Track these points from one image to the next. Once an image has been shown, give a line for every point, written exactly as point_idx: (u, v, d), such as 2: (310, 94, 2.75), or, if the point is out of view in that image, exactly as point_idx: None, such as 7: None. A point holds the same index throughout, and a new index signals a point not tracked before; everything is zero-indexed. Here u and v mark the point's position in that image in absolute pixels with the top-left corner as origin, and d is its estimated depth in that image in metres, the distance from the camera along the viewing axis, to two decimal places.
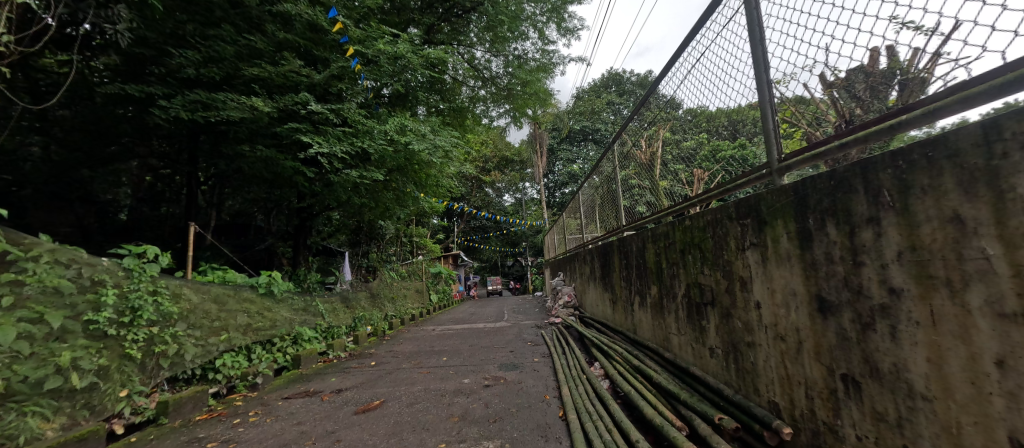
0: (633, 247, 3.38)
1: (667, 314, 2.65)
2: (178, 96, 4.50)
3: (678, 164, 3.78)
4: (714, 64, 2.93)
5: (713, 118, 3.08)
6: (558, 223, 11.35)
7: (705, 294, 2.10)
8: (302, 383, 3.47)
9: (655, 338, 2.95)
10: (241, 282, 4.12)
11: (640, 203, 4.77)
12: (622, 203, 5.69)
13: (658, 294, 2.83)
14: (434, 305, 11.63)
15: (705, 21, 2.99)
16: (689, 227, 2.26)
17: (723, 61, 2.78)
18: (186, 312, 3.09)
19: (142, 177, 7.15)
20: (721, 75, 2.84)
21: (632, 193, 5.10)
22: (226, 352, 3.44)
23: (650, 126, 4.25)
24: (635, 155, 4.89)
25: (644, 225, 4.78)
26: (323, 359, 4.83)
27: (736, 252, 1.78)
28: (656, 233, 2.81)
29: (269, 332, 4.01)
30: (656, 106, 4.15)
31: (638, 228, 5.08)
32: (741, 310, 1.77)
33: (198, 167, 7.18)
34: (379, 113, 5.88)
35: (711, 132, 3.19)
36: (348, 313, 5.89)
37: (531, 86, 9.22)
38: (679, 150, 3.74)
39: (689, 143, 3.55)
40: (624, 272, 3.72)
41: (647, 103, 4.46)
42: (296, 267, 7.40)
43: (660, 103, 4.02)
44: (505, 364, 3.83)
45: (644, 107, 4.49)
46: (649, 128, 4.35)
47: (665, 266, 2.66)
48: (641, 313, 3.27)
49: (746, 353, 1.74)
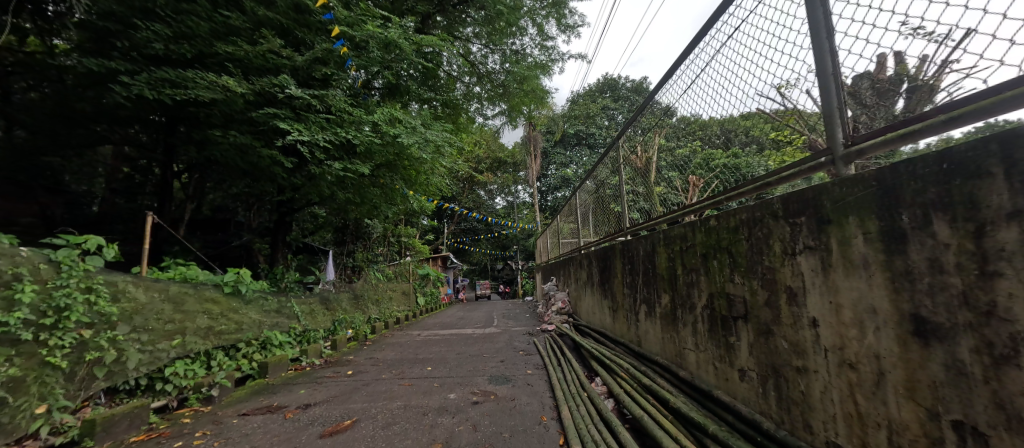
0: (640, 250, 3.08)
1: (682, 325, 2.34)
2: (143, 73, 4.09)
3: (671, 171, 3.55)
4: (715, 69, 2.76)
5: (706, 127, 2.95)
6: (551, 227, 11.08)
7: (734, 305, 1.80)
8: (266, 396, 3.07)
9: (665, 353, 2.64)
10: (204, 280, 3.72)
11: (634, 210, 4.57)
12: (616, 208, 5.45)
13: (671, 304, 2.52)
14: (420, 308, 11.20)
15: (708, 26, 2.82)
16: (713, 227, 1.96)
17: (724, 69, 2.64)
18: (129, 313, 2.71)
19: (118, 168, 6.84)
20: (723, 81, 2.66)
21: (627, 199, 4.87)
22: (178, 359, 3.02)
23: (645, 132, 4.06)
24: (630, 160, 4.67)
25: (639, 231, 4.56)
26: (296, 366, 4.42)
27: (783, 257, 1.48)
28: (670, 236, 2.50)
29: (234, 336, 3.62)
30: (651, 113, 3.93)
31: (631, 234, 4.84)
32: (786, 328, 1.47)
33: (172, 156, 6.71)
34: (368, 103, 5.50)
35: (704, 141, 3.05)
36: (328, 315, 5.48)
37: (527, 85, 8.99)
38: (672, 158, 3.55)
39: (683, 152, 3.37)
40: (628, 278, 3.42)
41: (643, 111, 4.26)
42: (273, 265, 6.92)
43: (655, 110, 3.84)
44: (495, 377, 3.48)
45: (640, 114, 4.28)
46: (645, 133, 4.15)
47: (680, 272, 2.36)
48: (648, 324, 2.97)
49: (792, 379, 1.44)
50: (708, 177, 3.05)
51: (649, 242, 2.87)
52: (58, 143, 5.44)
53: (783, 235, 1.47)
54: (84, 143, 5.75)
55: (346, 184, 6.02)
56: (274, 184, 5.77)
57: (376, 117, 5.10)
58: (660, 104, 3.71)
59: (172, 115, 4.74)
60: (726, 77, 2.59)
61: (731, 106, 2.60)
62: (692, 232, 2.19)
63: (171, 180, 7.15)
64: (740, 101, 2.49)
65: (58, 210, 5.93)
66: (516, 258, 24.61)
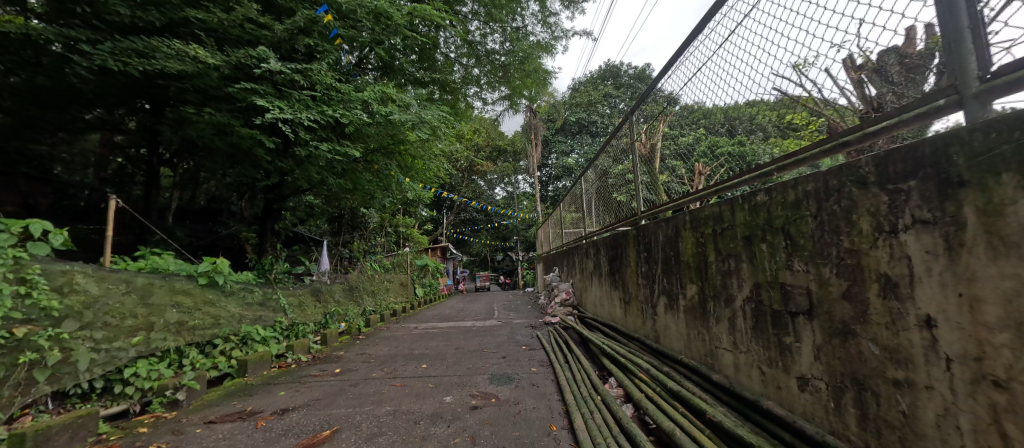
0: (659, 235, 2.72)
1: (714, 320, 2.01)
2: (106, 42, 3.70)
3: (674, 160, 3.29)
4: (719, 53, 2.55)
5: (710, 115, 2.73)
6: (552, 215, 10.69)
7: (790, 298, 1.47)
8: (240, 399, 2.75)
9: (690, 351, 2.31)
10: (174, 271, 3.39)
11: (635, 199, 4.27)
12: (618, 195, 5.12)
13: (699, 296, 2.18)
14: (419, 299, 10.89)
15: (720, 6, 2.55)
16: (762, 205, 1.61)
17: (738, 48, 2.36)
18: (79, 308, 2.37)
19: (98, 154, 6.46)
20: (726, 68, 2.45)
21: (628, 187, 4.56)
22: (140, 359, 2.68)
23: (648, 120, 3.75)
24: (635, 143, 4.32)
25: (640, 222, 4.30)
26: (279, 364, 4.07)
27: (875, 236, 1.13)
28: (697, 218, 2.16)
29: (209, 332, 3.31)
30: (654, 100, 3.63)
31: (633, 223, 4.57)
32: (878, 328, 1.13)
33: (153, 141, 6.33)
34: (357, 80, 5.11)
35: (709, 128, 2.83)
36: (318, 307, 5.16)
37: (528, 67, 8.58)
38: (676, 146, 3.31)
39: (686, 140, 3.15)
40: (642, 267, 3.09)
41: (646, 98, 3.96)
42: (262, 255, 6.57)
43: (658, 97, 3.56)
44: (497, 376, 3.16)
45: (643, 101, 3.98)
46: (648, 122, 3.86)
47: (712, 258, 2.01)
48: (667, 318, 2.64)
49: (887, 395, 1.11)
50: (710, 167, 2.83)
51: (670, 226, 2.54)
52: (45, 131, 5.11)
53: (873, 207, 1.13)
54: (68, 131, 5.40)
55: (336, 170, 5.64)
56: (259, 168, 5.39)
57: (367, 95, 4.73)
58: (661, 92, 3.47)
59: (145, 92, 4.36)
60: (727, 65, 2.39)
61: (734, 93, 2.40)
62: (731, 212, 1.83)
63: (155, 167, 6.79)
64: (743, 89, 2.30)
65: (42, 200, 5.60)
66: (516, 248, 24.25)
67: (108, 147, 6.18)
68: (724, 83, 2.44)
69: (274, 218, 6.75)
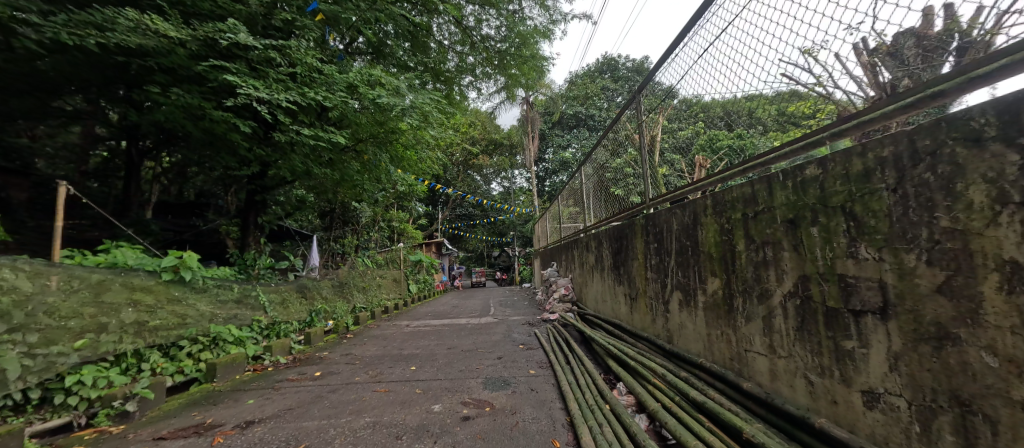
0: (672, 224, 2.44)
1: (742, 319, 1.74)
2: (57, 13, 3.33)
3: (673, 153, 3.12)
4: (717, 43, 2.43)
5: (709, 108, 2.63)
6: (550, 209, 10.36)
7: (852, 294, 1.19)
8: (202, 408, 2.45)
9: (710, 353, 2.03)
10: (133, 265, 3.06)
11: (632, 193, 4.07)
12: (616, 188, 4.89)
13: (722, 292, 1.91)
14: (412, 296, 10.58)
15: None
16: (814, 181, 1.33)
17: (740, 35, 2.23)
18: (7, 307, 2.05)
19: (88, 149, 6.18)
20: (725, 58, 2.33)
21: (625, 180, 4.36)
22: (87, 366, 2.38)
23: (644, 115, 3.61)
24: (633, 133, 4.10)
25: (638, 215, 4.20)
26: (255, 367, 3.73)
27: (992, 210, 0.85)
28: (722, 202, 1.88)
29: (172, 333, 2.99)
30: (651, 93, 3.48)
31: (630, 218, 4.41)
32: (997, 333, 0.85)
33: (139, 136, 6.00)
34: (343, 63, 4.81)
35: (708, 121, 2.74)
36: (302, 305, 4.84)
37: (524, 55, 8.25)
38: (675, 140, 3.22)
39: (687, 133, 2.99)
40: (651, 260, 2.82)
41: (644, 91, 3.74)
42: (245, 249, 6.20)
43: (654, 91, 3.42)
44: (492, 379, 2.88)
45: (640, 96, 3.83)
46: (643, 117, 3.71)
47: (741, 248, 1.73)
48: (682, 315, 2.36)
49: (1010, 421, 0.83)
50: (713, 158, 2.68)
51: (686, 214, 2.26)
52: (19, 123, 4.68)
53: (993, 171, 0.85)
54: (46, 124, 4.91)
55: (321, 159, 5.30)
56: (238, 156, 5.02)
57: (352, 77, 4.41)
58: (656, 85, 3.33)
59: (109, 74, 4.01)
60: (728, 55, 2.26)
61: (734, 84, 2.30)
62: (771, 192, 1.54)
63: (137, 159, 6.48)
64: (744, 79, 2.18)
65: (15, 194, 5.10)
66: (512, 243, 23.91)
67: (87, 140, 5.73)
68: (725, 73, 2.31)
69: (257, 211, 6.38)
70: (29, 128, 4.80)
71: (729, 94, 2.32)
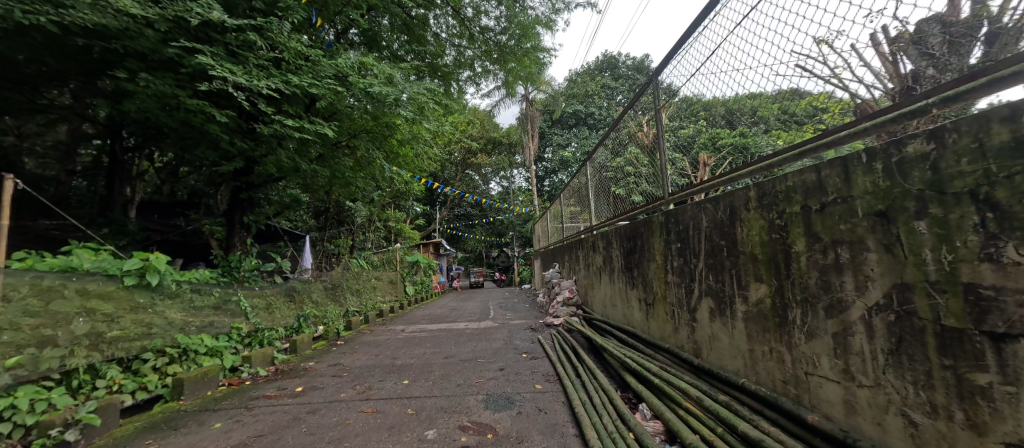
0: (700, 221, 2.13)
1: (802, 335, 1.42)
2: None
3: (674, 152, 2.97)
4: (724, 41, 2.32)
5: (712, 106, 2.54)
6: (550, 208, 10.05)
7: (988, 311, 0.88)
8: (159, 435, 2.12)
9: (753, 373, 1.72)
10: (91, 269, 2.69)
11: (635, 193, 3.88)
12: (619, 186, 4.64)
13: (769, 301, 1.60)
14: (409, 298, 10.22)
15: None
16: (920, 161, 1.02)
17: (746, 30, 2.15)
18: None
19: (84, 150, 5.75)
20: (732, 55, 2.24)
21: (628, 178, 4.13)
22: (20, 388, 2.06)
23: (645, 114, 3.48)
24: (639, 126, 3.84)
25: (639, 216, 4.07)
26: (232, 381, 3.35)
27: None
28: (771, 193, 1.57)
29: (133, 344, 2.66)
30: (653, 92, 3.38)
31: (631, 219, 4.29)
32: None
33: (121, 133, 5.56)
34: (332, 50, 4.51)
35: (710, 120, 2.64)
36: (288, 310, 4.49)
37: (524, 47, 7.97)
38: (678, 138, 3.07)
39: (688, 132, 2.86)
40: (671, 263, 2.51)
41: (644, 90, 3.77)
42: (230, 250, 5.84)
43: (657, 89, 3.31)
44: (493, 397, 2.56)
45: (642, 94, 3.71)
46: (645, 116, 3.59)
47: (799, 249, 1.42)
48: (711, 326, 2.06)
49: None
50: (715, 158, 2.55)
51: (718, 209, 1.94)
52: None
53: None
54: (34, 122, 4.65)
55: (310, 154, 4.96)
56: (219, 150, 4.67)
57: (341, 64, 4.12)
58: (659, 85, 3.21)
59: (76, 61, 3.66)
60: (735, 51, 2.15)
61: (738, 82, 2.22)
62: (845, 179, 1.23)
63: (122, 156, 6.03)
64: (750, 76, 2.08)
65: None
66: (511, 243, 23.56)
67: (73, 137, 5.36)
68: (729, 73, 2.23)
69: (244, 209, 6.02)
70: (15, 127, 4.55)
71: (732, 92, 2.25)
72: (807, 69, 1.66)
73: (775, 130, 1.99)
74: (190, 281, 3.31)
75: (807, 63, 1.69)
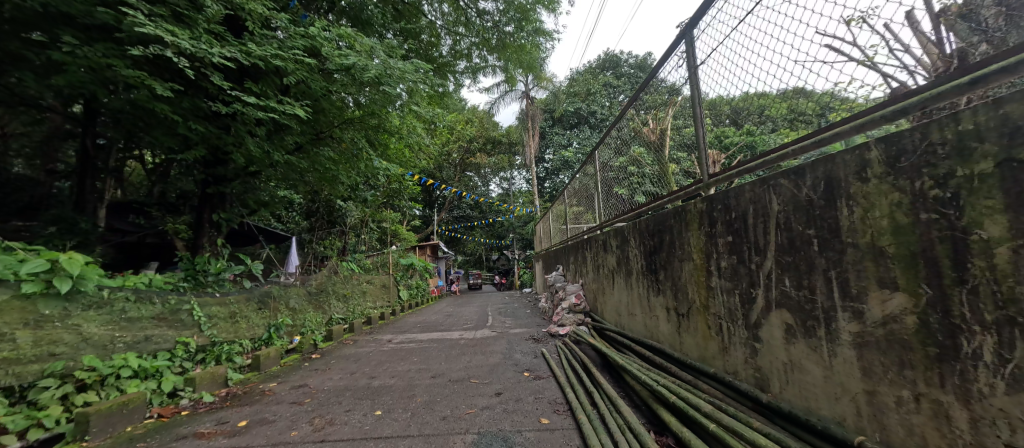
0: (765, 205, 1.55)
1: (999, 381, 0.85)
2: None
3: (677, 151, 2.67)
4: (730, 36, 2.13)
5: (711, 105, 2.30)
6: (553, 208, 9.46)
7: None
8: None
9: (876, 431, 1.14)
10: None
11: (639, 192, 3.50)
12: (620, 187, 4.27)
13: (912, 320, 1.02)
14: (403, 304, 9.61)
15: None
16: None
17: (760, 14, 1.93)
18: None
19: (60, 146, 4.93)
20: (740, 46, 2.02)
21: (634, 176, 3.71)
22: None
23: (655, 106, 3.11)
24: (647, 111, 3.38)
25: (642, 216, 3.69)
26: (165, 411, 2.65)
27: None
28: (916, 149, 1.00)
29: (17, 370, 2.08)
30: (656, 89, 3.11)
31: (633, 220, 3.93)
32: None
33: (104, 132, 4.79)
34: (306, 22, 4.01)
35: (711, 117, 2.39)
36: (256, 318, 3.89)
37: (524, 35, 7.45)
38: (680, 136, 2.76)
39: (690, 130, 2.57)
40: (716, 263, 1.94)
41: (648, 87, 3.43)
42: (198, 251, 5.23)
43: (659, 90, 3.07)
44: (486, 438, 1.96)
45: (646, 89, 3.38)
46: (652, 111, 3.23)
47: (993, 236, 0.85)
48: (784, 351, 1.49)
49: None
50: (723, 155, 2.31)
51: (801, 184, 1.37)
52: None
53: None
54: (19, 121, 4.15)
55: (286, 145, 4.42)
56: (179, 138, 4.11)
57: (314, 35, 3.64)
58: (693, 53, 2.41)
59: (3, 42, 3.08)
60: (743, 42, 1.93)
61: (741, 77, 2.00)
62: None
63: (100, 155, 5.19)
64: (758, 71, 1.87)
65: None
66: (512, 245, 22.93)
67: (54, 137, 4.77)
68: (739, 64, 1.99)
69: (215, 206, 5.44)
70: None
71: (736, 86, 2.03)
72: (834, 51, 1.46)
73: (779, 128, 1.79)
74: (133, 288, 2.83)
75: (835, 44, 1.48)
